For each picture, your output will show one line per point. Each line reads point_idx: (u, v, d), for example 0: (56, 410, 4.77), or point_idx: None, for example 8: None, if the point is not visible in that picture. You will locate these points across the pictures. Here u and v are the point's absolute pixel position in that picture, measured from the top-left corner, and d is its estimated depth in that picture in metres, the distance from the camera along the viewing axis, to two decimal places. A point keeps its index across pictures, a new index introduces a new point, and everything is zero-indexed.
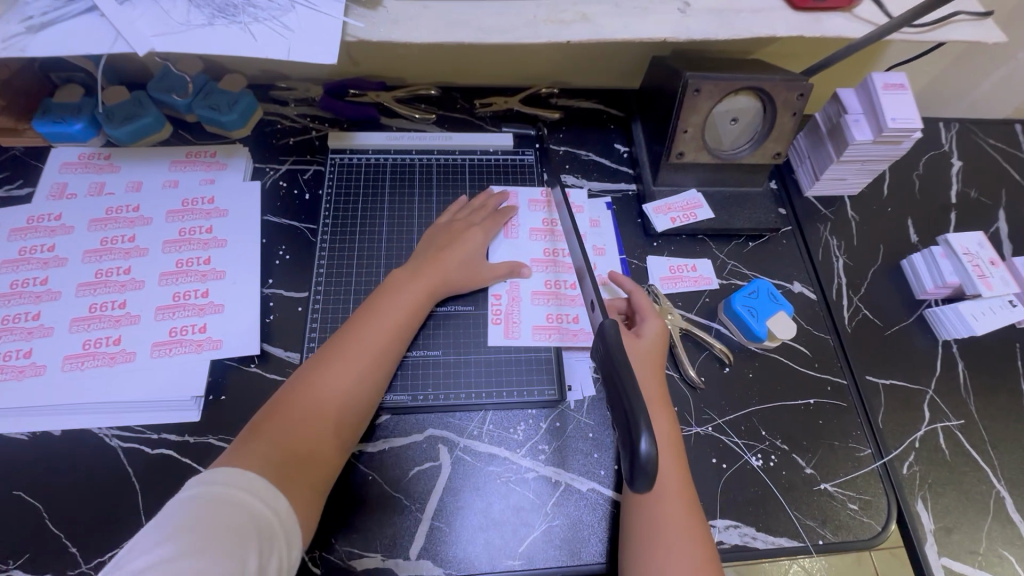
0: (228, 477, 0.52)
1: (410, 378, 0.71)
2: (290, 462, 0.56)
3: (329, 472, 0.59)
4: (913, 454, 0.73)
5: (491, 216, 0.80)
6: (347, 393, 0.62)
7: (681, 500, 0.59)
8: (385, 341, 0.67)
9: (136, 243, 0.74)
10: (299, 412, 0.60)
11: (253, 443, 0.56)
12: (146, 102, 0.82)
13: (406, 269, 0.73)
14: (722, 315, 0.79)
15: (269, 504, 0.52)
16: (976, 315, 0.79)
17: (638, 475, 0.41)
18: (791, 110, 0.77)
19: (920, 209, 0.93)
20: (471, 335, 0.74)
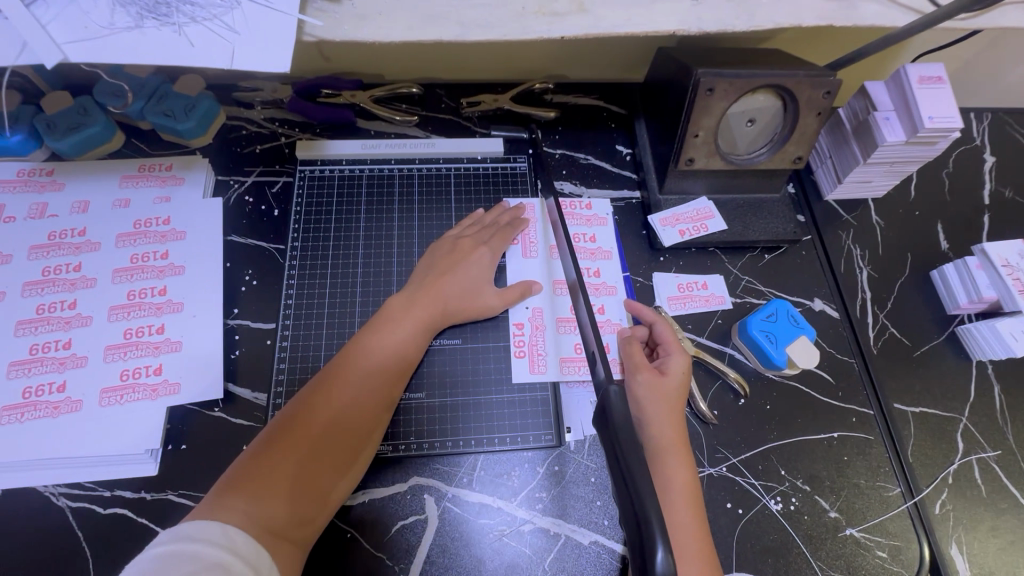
0: (206, 533, 0.45)
1: (400, 422, 0.64)
2: (272, 523, 0.49)
3: (314, 531, 0.52)
4: (946, 492, 0.67)
5: (484, 232, 0.72)
6: (339, 438, 0.55)
7: (698, 567, 0.52)
8: (382, 378, 0.59)
9: (83, 272, 0.67)
10: (288, 457, 0.52)
11: (231, 497, 0.49)
12: (93, 109, 0.73)
13: (403, 295, 0.65)
14: (736, 339, 0.72)
15: (253, 566, 0.45)
16: (1016, 335, 0.71)
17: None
18: (815, 109, 0.68)
19: (951, 211, 0.84)
20: (463, 370, 0.67)
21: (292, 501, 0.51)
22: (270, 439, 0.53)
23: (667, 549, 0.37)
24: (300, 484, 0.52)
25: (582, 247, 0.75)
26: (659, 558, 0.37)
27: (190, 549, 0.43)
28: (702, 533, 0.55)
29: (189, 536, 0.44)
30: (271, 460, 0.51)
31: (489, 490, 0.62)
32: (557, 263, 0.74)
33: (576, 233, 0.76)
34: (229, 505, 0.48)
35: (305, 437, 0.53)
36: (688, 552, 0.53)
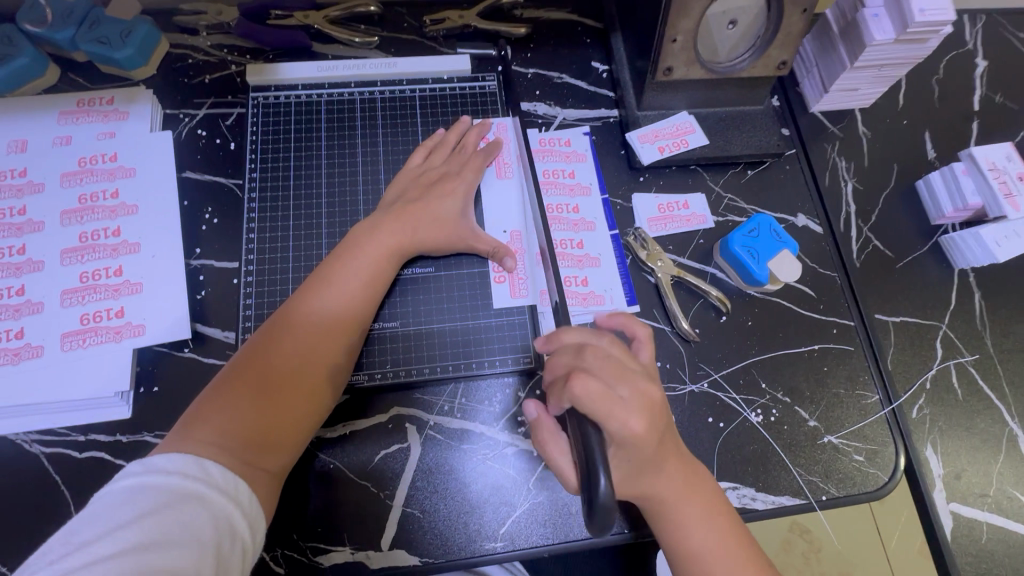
0: (178, 464, 0.44)
1: (374, 355, 0.63)
2: (244, 453, 0.48)
3: (288, 459, 0.52)
4: (923, 397, 0.67)
5: (452, 160, 0.68)
6: (305, 369, 0.54)
7: (706, 519, 0.53)
8: (346, 310, 0.57)
9: (28, 215, 0.63)
10: (251, 392, 0.51)
11: (196, 429, 0.48)
12: (18, 38, 0.67)
13: (364, 223, 0.62)
14: (718, 257, 0.70)
15: (230, 496, 0.45)
16: (999, 240, 0.70)
17: (594, 517, 0.42)
18: (800, 6, 0.64)
19: (939, 119, 0.81)
20: (437, 301, 0.65)
21: (262, 433, 0.50)
22: (232, 375, 0.52)
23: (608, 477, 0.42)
24: (267, 415, 0.51)
25: (560, 185, 0.72)
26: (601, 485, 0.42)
27: (165, 482, 0.42)
28: (701, 484, 0.55)
29: (160, 469, 0.43)
30: (233, 395, 0.50)
31: (472, 416, 0.62)
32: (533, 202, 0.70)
33: (555, 171, 0.72)
34: (195, 437, 0.47)
35: (269, 371, 0.52)
36: (700, 510, 0.53)
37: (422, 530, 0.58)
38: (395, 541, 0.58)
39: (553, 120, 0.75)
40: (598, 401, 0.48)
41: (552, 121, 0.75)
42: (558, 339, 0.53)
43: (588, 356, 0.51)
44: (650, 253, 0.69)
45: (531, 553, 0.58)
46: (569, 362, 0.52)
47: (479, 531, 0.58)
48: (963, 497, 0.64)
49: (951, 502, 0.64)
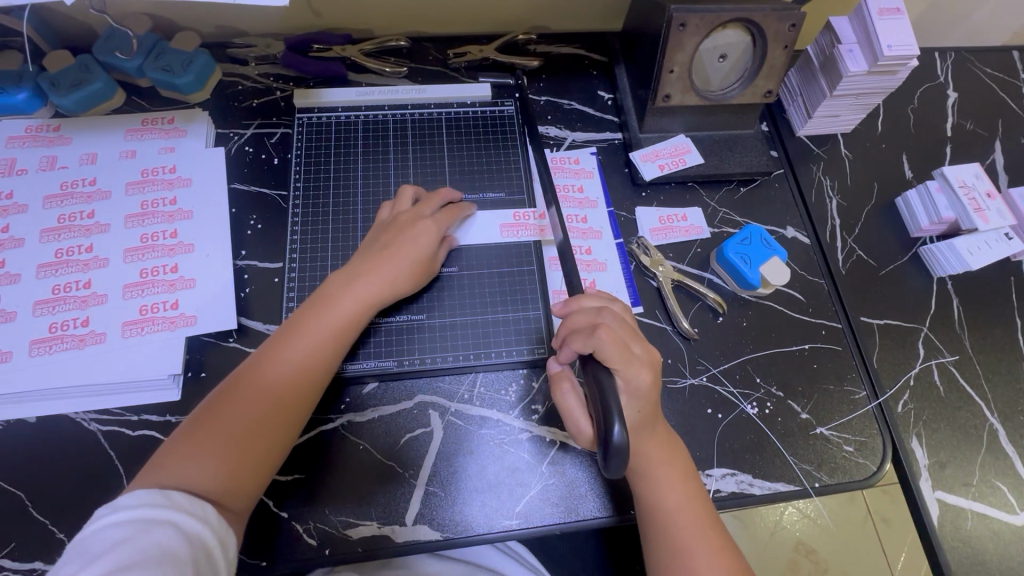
0: (141, 497, 0.49)
1: (386, 346, 0.68)
2: (212, 484, 0.53)
3: (254, 490, 0.56)
4: (907, 393, 0.73)
5: (425, 203, 0.70)
6: (272, 410, 0.58)
7: (682, 485, 0.59)
8: (315, 358, 0.60)
9: (96, 219, 0.70)
10: (224, 428, 0.56)
11: (172, 466, 0.53)
12: (94, 67, 0.76)
13: (341, 273, 0.65)
14: (715, 264, 0.77)
15: (198, 517, 0.50)
16: (972, 251, 0.76)
17: (611, 458, 0.48)
18: (782, 43, 0.73)
19: (915, 143, 0.89)
20: (456, 301, 0.72)
21: (231, 466, 0.55)
22: (209, 411, 0.57)
23: (623, 425, 0.49)
24: (236, 452, 0.55)
25: (571, 198, 0.79)
26: (616, 431, 0.48)
27: (133, 514, 0.48)
28: (679, 453, 0.61)
29: (128, 505, 0.48)
30: (207, 430, 0.56)
31: (490, 404, 0.68)
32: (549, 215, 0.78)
33: (565, 186, 0.80)
34: (168, 472, 0.53)
35: (240, 408, 0.57)
36: (677, 476, 0.59)
37: (443, 508, 0.63)
38: (419, 516, 0.62)
39: (563, 141, 0.84)
40: (616, 351, 0.55)
41: (562, 142, 0.83)
42: (576, 305, 0.61)
43: (605, 317, 0.58)
44: (652, 259, 0.76)
45: (544, 531, 0.63)
46: (589, 317, 0.58)
47: (496, 510, 0.63)
48: (949, 486, 0.69)
49: (937, 491, 0.68)
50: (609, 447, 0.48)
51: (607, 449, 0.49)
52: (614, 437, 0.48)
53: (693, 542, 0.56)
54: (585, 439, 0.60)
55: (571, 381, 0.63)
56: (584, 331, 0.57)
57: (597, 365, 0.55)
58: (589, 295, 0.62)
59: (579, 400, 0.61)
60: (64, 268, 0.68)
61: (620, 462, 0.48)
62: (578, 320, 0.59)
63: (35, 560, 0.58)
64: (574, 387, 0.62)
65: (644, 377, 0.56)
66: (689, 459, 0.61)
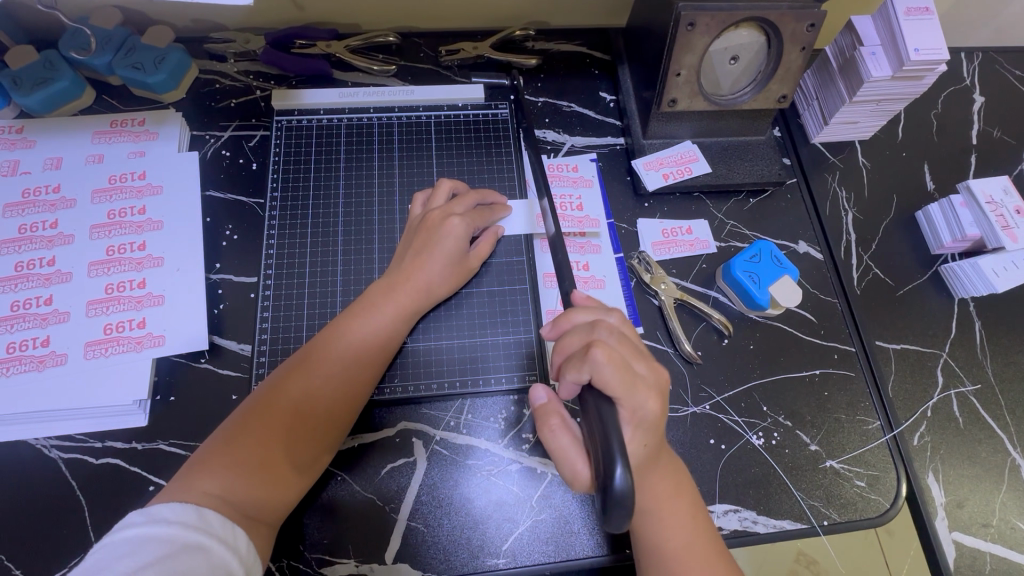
0: (178, 513, 0.45)
1: (408, 366, 0.65)
2: (243, 503, 0.50)
3: (283, 510, 0.53)
4: (925, 424, 0.68)
5: (458, 202, 0.66)
6: (307, 423, 0.55)
7: (688, 520, 0.55)
8: (356, 369, 0.58)
9: (59, 229, 0.66)
10: (255, 443, 0.52)
11: (199, 480, 0.49)
12: (59, 63, 0.71)
13: (379, 283, 0.63)
14: (721, 281, 0.72)
15: (228, 545, 0.46)
16: (997, 272, 0.72)
17: (611, 508, 0.44)
18: (799, 44, 0.67)
19: (937, 152, 0.83)
20: (474, 320, 0.68)
21: (263, 484, 0.51)
22: (240, 423, 0.53)
23: (625, 466, 0.44)
24: (270, 467, 0.52)
25: (569, 217, 0.73)
26: (617, 476, 0.43)
27: (168, 532, 0.44)
28: (684, 488, 0.56)
29: (163, 518, 0.44)
30: (239, 444, 0.52)
31: (477, 432, 0.64)
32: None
33: (562, 196, 0.75)
34: (196, 488, 0.49)
35: (274, 424, 0.54)
36: (682, 510, 0.55)
37: (425, 545, 0.59)
38: (399, 554, 0.59)
39: (561, 147, 0.78)
40: (616, 376, 0.50)
41: (560, 147, 0.78)
42: (568, 322, 0.56)
43: (603, 335, 0.53)
44: (654, 276, 0.71)
45: (533, 570, 0.59)
46: (583, 337, 0.54)
47: (483, 547, 0.59)
48: (966, 526, 0.64)
49: (954, 531, 0.64)
50: (608, 495, 0.44)
51: (606, 497, 0.44)
52: (615, 483, 0.43)
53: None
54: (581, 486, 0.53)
55: (561, 417, 0.55)
56: (580, 356, 0.51)
57: (596, 396, 0.50)
58: (579, 308, 0.57)
59: (572, 438, 0.54)
60: (25, 283, 0.63)
61: (623, 512, 0.44)
62: (573, 341, 0.54)
63: None
64: (566, 423, 0.55)
65: (652, 406, 0.52)
66: (695, 493, 0.57)
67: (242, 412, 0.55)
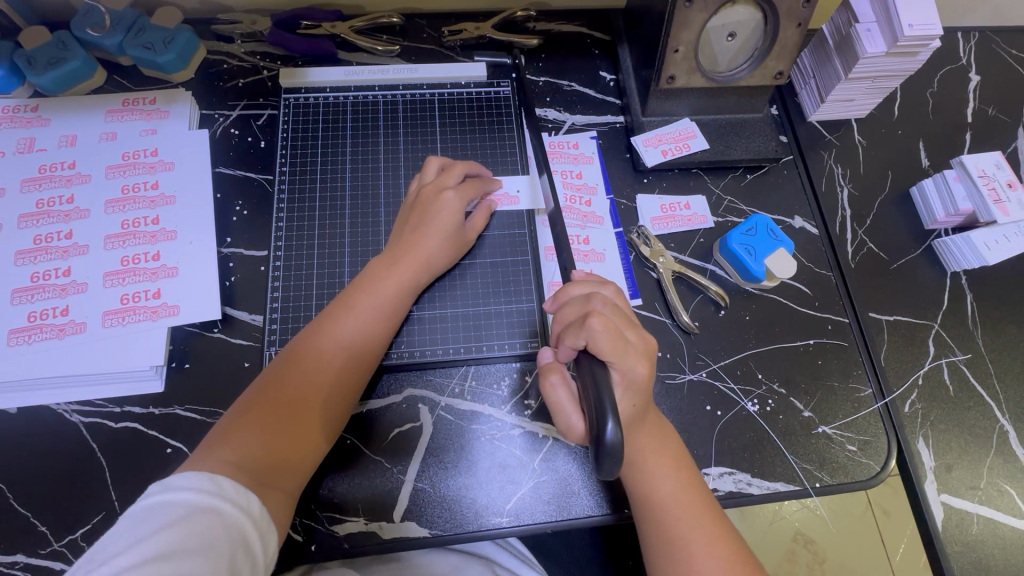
0: (193, 480, 0.47)
1: (411, 338, 0.67)
2: (258, 473, 0.52)
3: (300, 478, 0.55)
4: (915, 392, 0.70)
5: (448, 175, 0.67)
6: (318, 394, 0.57)
7: (674, 471, 0.57)
8: (360, 340, 0.60)
9: (76, 203, 0.68)
10: (267, 418, 0.54)
11: (217, 450, 0.51)
12: (71, 43, 0.73)
13: (381, 258, 0.65)
14: (718, 255, 0.74)
15: (242, 508, 0.48)
16: (988, 245, 0.74)
17: (603, 460, 0.46)
18: (795, 21, 0.68)
19: (932, 130, 0.84)
20: (473, 294, 0.69)
21: (278, 456, 0.53)
22: (253, 400, 0.55)
23: (616, 423, 0.46)
24: (284, 438, 0.54)
25: (568, 184, 0.76)
26: (609, 430, 0.46)
27: (182, 498, 0.45)
28: (671, 442, 0.59)
29: (178, 486, 0.46)
30: (252, 420, 0.54)
31: (481, 398, 0.66)
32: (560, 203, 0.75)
33: (563, 172, 0.77)
34: (213, 460, 0.51)
35: (285, 399, 0.55)
36: (668, 462, 0.57)
37: (432, 504, 0.61)
38: (406, 513, 0.61)
39: (562, 125, 0.80)
40: (609, 343, 0.52)
41: (561, 125, 0.80)
42: (566, 295, 0.59)
43: (595, 303, 0.56)
44: (652, 249, 0.73)
45: (535, 528, 0.61)
46: (580, 309, 0.56)
47: (487, 507, 0.62)
48: (954, 488, 0.66)
49: (942, 493, 0.66)
50: (601, 448, 0.46)
51: (599, 449, 0.46)
52: (606, 435, 0.46)
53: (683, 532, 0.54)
54: (576, 436, 0.57)
55: (561, 374, 0.58)
56: (577, 322, 0.54)
57: (590, 360, 0.52)
58: (576, 282, 0.60)
59: (570, 393, 0.57)
60: (44, 255, 0.66)
61: (613, 461, 0.46)
62: (568, 313, 0.57)
63: (16, 553, 0.57)
64: (565, 378, 0.58)
65: (640, 369, 0.54)
66: (682, 447, 0.60)
67: (253, 391, 0.57)
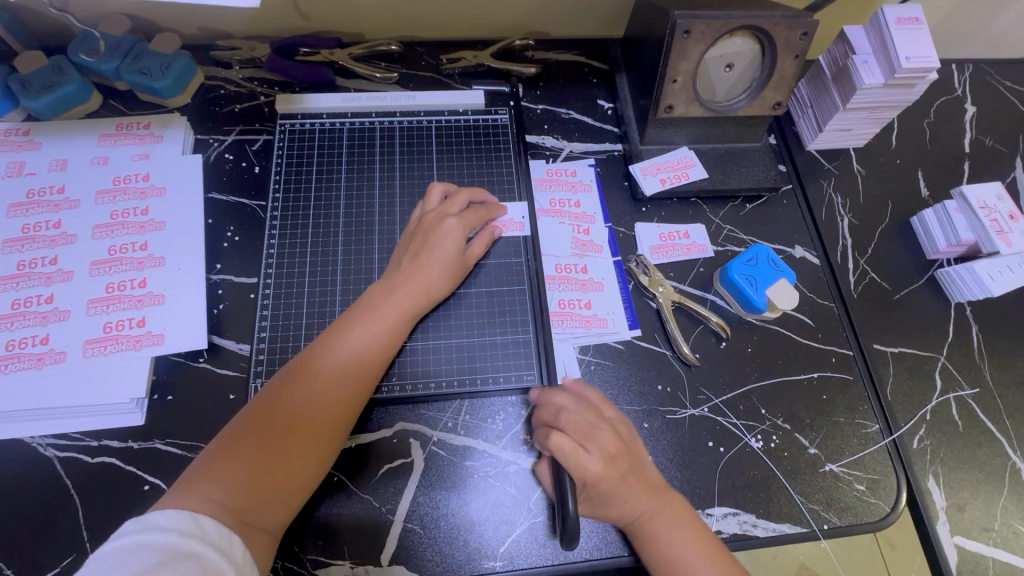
0: (173, 520, 0.45)
1: (404, 369, 0.65)
2: (242, 511, 0.49)
3: (284, 514, 0.52)
4: (923, 427, 0.68)
5: (453, 203, 0.67)
6: (311, 426, 0.54)
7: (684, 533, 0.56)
8: (355, 370, 0.57)
9: (63, 229, 0.67)
10: (254, 450, 0.52)
11: (199, 485, 0.49)
12: (67, 68, 0.72)
13: (380, 285, 0.63)
14: (718, 285, 0.72)
15: (223, 552, 0.45)
16: (993, 276, 0.72)
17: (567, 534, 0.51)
18: (793, 52, 0.68)
19: (931, 160, 0.84)
20: (470, 323, 0.68)
21: (263, 492, 0.51)
22: (241, 429, 0.53)
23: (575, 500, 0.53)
24: (271, 474, 0.51)
25: (565, 213, 0.75)
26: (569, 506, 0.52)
27: (161, 539, 0.43)
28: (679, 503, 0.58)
29: (157, 526, 0.44)
30: (238, 451, 0.51)
31: (475, 433, 0.63)
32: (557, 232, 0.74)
33: (561, 200, 0.76)
34: (195, 495, 0.48)
35: (275, 430, 0.53)
36: (676, 524, 0.57)
37: (422, 547, 0.58)
38: (394, 556, 0.58)
39: (560, 152, 0.79)
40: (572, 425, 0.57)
41: (559, 153, 0.79)
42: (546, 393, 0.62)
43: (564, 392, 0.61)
44: (651, 279, 0.71)
45: (531, 574, 0.58)
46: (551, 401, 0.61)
47: (479, 550, 0.59)
48: (967, 530, 0.64)
49: (955, 536, 0.63)
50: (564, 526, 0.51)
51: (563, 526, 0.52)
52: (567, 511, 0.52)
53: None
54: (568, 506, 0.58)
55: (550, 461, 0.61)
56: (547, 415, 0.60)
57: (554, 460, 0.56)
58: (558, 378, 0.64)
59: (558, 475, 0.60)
60: (26, 282, 0.64)
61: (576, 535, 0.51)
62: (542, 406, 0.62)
63: None
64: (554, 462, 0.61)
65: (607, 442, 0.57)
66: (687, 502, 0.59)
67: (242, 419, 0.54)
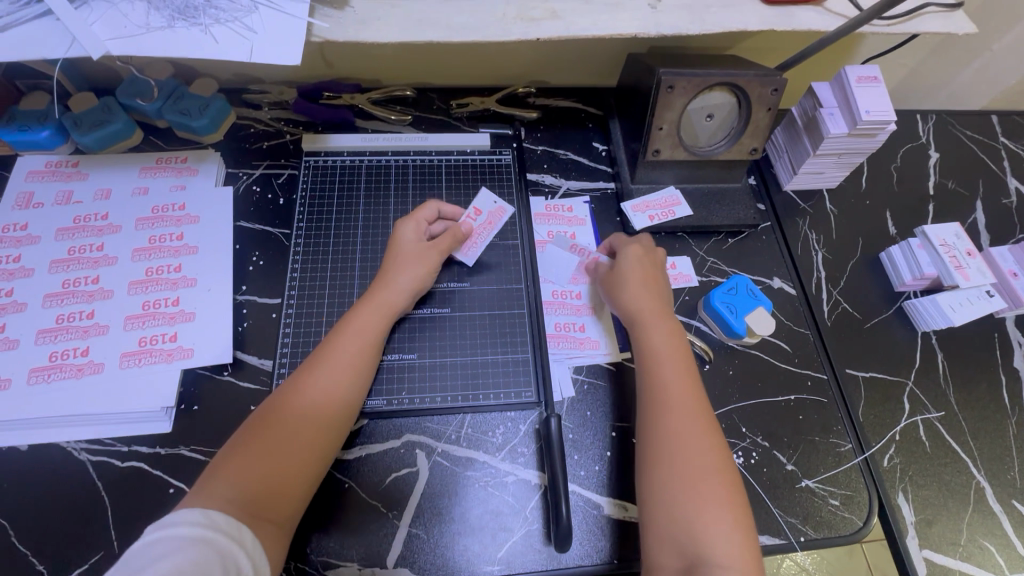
0: (184, 516, 0.49)
1: (406, 380, 0.70)
2: (253, 505, 0.52)
3: (292, 509, 0.55)
4: (893, 446, 0.73)
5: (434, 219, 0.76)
6: (311, 424, 0.58)
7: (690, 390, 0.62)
8: (351, 365, 0.63)
9: (105, 251, 0.73)
10: (265, 445, 0.56)
11: (215, 485, 0.52)
12: (115, 108, 0.80)
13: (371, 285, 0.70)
14: (702, 312, 0.79)
15: (234, 538, 0.49)
16: (953, 307, 0.78)
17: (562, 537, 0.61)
18: (766, 105, 0.77)
19: (898, 201, 0.92)
20: (468, 338, 0.74)
21: (273, 487, 0.54)
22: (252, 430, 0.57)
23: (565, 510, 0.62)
24: (280, 467, 0.55)
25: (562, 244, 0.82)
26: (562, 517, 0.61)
27: (176, 531, 0.47)
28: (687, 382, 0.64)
29: (171, 521, 0.48)
30: (250, 449, 0.55)
31: (477, 445, 0.68)
32: (554, 261, 0.81)
33: (557, 232, 0.83)
34: (211, 494, 0.52)
35: (282, 428, 0.57)
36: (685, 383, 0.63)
37: (426, 552, 0.63)
38: (400, 559, 0.62)
39: (558, 189, 0.87)
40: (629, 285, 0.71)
41: (557, 190, 0.87)
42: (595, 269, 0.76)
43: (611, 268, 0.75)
44: None
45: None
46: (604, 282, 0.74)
47: (478, 555, 0.63)
48: (935, 544, 0.68)
49: (924, 549, 0.68)
50: (559, 532, 0.61)
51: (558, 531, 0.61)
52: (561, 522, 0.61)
53: (704, 521, 0.54)
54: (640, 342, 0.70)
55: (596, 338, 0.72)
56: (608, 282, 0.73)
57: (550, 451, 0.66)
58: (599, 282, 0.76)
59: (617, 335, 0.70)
60: (70, 299, 0.70)
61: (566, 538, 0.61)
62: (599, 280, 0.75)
63: None
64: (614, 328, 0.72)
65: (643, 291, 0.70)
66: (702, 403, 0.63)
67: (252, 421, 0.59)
